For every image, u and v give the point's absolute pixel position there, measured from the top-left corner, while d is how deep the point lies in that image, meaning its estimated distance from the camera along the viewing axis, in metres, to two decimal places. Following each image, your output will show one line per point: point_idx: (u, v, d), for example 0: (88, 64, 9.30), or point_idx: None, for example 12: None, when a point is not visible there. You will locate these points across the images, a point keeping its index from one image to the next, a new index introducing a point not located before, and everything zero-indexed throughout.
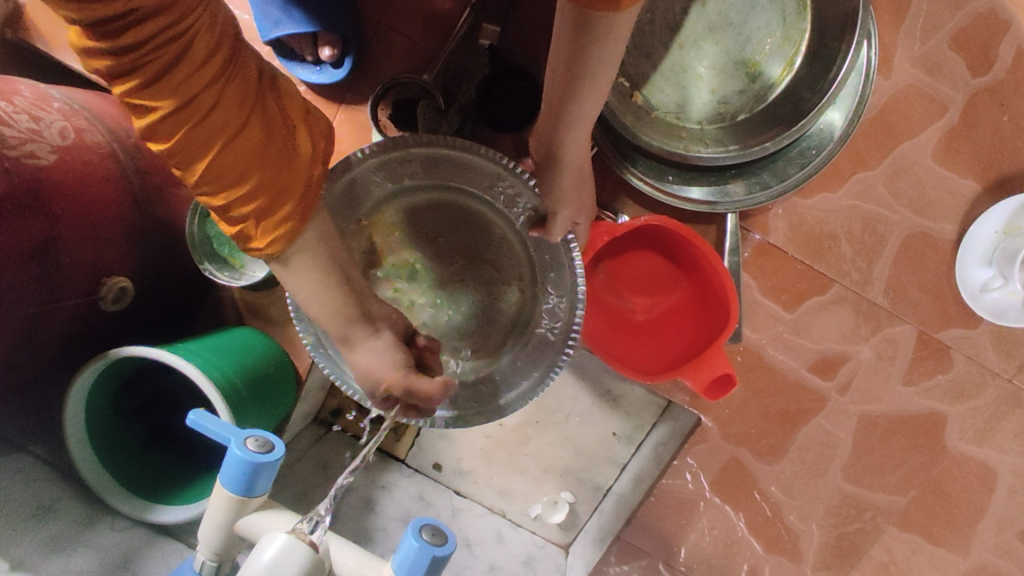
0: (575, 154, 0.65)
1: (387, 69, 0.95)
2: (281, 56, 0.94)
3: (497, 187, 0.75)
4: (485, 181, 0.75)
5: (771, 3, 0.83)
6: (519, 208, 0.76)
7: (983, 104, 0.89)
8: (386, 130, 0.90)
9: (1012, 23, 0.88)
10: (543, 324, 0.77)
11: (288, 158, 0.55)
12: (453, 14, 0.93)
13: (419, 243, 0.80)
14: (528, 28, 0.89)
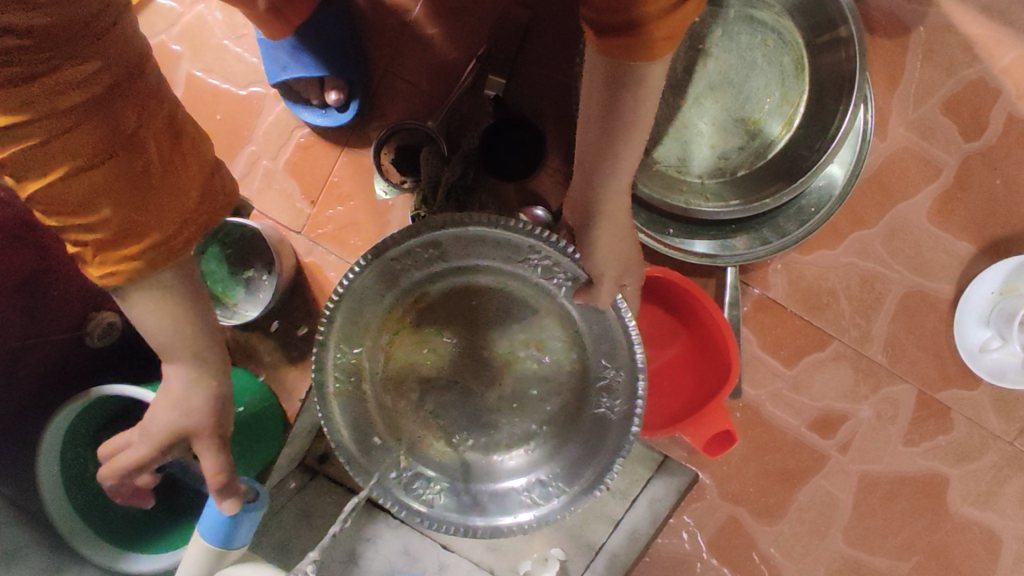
0: (615, 207, 0.67)
1: (391, 114, 0.96)
2: (287, 99, 0.96)
3: (530, 259, 0.71)
4: (519, 258, 0.71)
5: (770, 65, 0.86)
6: (558, 280, 0.72)
7: (976, 168, 0.91)
8: (388, 174, 0.92)
9: (1001, 90, 0.90)
10: (602, 403, 0.72)
11: (165, 199, 0.52)
12: (459, 64, 0.94)
13: (457, 326, 0.77)
14: (533, 80, 0.91)
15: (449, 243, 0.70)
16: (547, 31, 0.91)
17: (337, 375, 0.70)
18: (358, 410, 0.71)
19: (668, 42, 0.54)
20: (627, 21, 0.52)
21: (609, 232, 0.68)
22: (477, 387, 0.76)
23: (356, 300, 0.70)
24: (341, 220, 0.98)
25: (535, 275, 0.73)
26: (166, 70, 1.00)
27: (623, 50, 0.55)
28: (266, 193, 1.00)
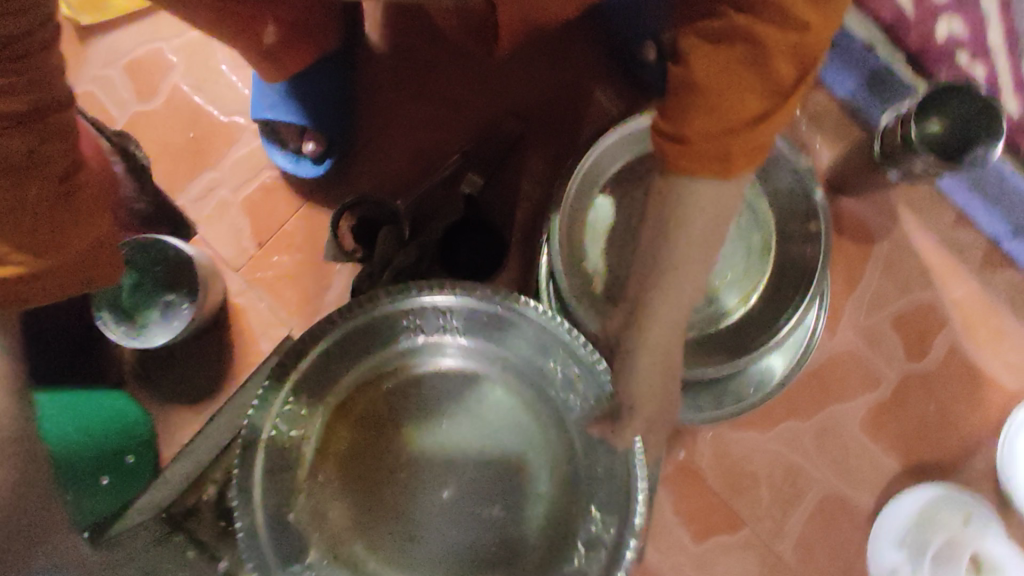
0: (662, 334, 0.53)
1: (364, 182, 0.94)
2: (264, 137, 0.94)
3: (552, 367, 0.62)
4: (530, 364, 0.63)
5: (739, 238, 0.86)
6: (574, 398, 0.61)
7: (913, 388, 0.92)
8: (342, 238, 0.90)
9: (948, 321, 0.93)
10: (574, 560, 0.57)
11: (45, 244, 0.49)
12: (442, 153, 0.94)
13: (416, 419, 0.62)
14: (509, 187, 0.91)
15: (454, 318, 0.63)
16: (535, 148, 0.93)
17: (268, 446, 0.58)
18: (276, 500, 0.58)
19: (743, 157, 0.46)
20: (698, 126, 0.45)
21: (645, 370, 0.54)
22: (415, 491, 0.61)
23: (333, 350, 0.62)
24: (282, 270, 0.94)
25: (543, 383, 0.62)
26: (153, 76, 0.98)
27: (684, 158, 0.47)
28: (214, 222, 0.95)
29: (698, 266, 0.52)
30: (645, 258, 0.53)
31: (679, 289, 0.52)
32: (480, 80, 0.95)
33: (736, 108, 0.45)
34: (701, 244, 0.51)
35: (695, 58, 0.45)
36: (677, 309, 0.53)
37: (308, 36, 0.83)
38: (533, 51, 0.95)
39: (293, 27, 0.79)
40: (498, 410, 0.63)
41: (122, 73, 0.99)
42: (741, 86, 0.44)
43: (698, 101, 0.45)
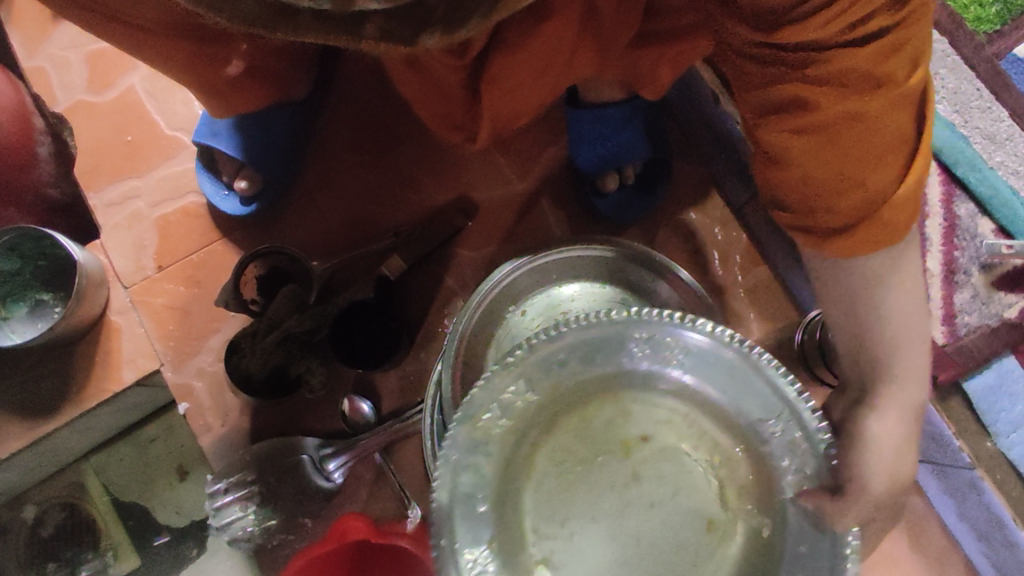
0: (889, 436, 0.51)
1: (290, 233, 0.90)
2: (200, 162, 0.90)
3: (771, 427, 0.46)
4: (756, 423, 0.47)
5: None
6: (789, 466, 0.46)
7: None
8: (243, 286, 0.85)
9: None
10: None
11: None
12: (378, 225, 0.90)
13: (662, 431, 0.51)
14: (431, 279, 0.88)
15: (673, 346, 0.48)
16: (470, 248, 0.89)
17: (483, 387, 0.46)
18: (543, 513, 0.49)
19: (900, 221, 0.49)
20: (829, 215, 0.50)
21: (897, 418, 0.51)
22: (634, 498, 0.50)
23: (582, 373, 0.50)
24: (174, 301, 0.88)
25: (751, 431, 0.47)
26: (112, 71, 0.94)
27: (827, 237, 0.51)
28: (120, 231, 0.90)
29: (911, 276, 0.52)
30: (837, 294, 0.53)
31: (902, 366, 0.52)
32: (438, 165, 0.92)
33: (858, 189, 0.48)
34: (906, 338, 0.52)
35: (800, 147, 0.49)
36: (909, 389, 0.52)
37: (268, 82, 0.81)
38: (496, 153, 0.92)
39: (253, 71, 0.77)
40: (689, 417, 0.51)
41: (81, 59, 0.95)
42: (870, 152, 0.47)
43: (817, 177, 0.49)
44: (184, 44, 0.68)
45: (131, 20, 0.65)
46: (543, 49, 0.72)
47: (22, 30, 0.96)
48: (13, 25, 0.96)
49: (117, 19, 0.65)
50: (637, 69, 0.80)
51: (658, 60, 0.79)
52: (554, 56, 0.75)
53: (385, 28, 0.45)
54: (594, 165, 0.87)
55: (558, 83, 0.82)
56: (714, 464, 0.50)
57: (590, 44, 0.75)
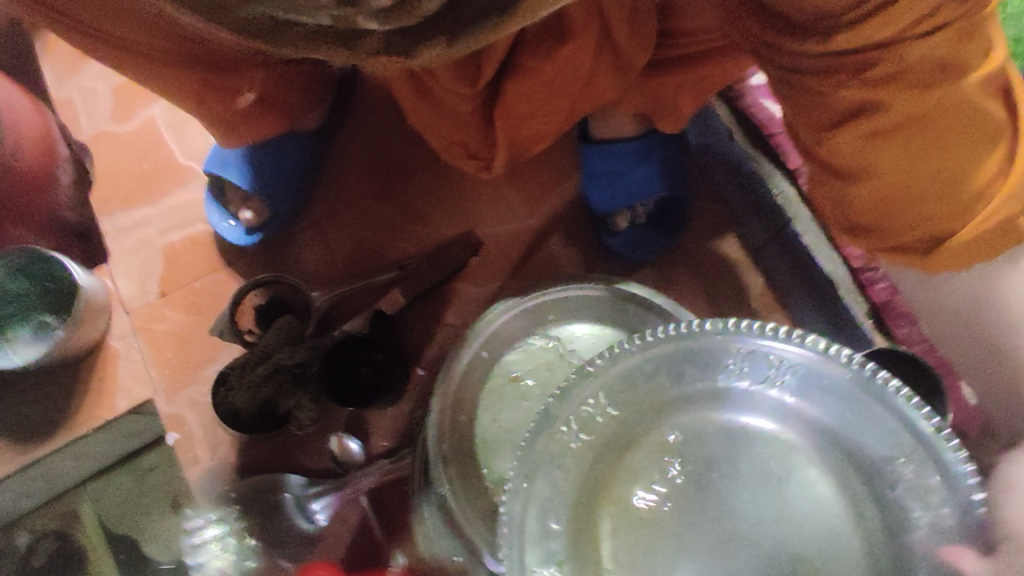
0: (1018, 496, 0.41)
1: (293, 264, 0.89)
2: (210, 191, 0.91)
3: (903, 474, 0.39)
4: (878, 460, 0.41)
5: None
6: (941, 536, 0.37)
7: None
8: (240, 316, 0.85)
9: None
10: None
11: None
12: (382, 256, 0.89)
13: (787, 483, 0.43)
14: (431, 315, 0.85)
15: (773, 370, 0.44)
16: (474, 284, 0.86)
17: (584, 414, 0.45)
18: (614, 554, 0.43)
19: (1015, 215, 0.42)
20: (931, 225, 0.44)
21: None
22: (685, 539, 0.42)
23: (663, 421, 0.46)
24: (173, 327, 0.87)
25: (878, 472, 0.41)
26: (136, 103, 0.97)
27: (930, 249, 0.44)
28: (128, 257, 0.90)
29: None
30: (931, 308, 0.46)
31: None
32: (449, 199, 0.91)
33: (963, 184, 0.42)
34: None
35: (885, 153, 0.42)
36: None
37: (280, 114, 0.81)
38: (507, 187, 0.91)
39: (264, 101, 0.78)
40: (771, 458, 0.44)
41: (108, 91, 0.98)
42: (963, 146, 0.41)
43: (909, 180, 0.42)
44: (190, 73, 0.69)
45: (140, 48, 0.66)
46: (562, 72, 0.70)
47: (56, 62, 1.00)
48: (48, 58, 1.00)
49: (128, 49, 0.66)
50: (656, 99, 0.77)
51: (678, 88, 0.75)
52: (571, 77, 0.71)
53: (387, 40, 0.44)
54: (607, 202, 0.85)
55: (579, 108, 0.78)
56: (847, 500, 0.41)
57: (608, 73, 0.72)
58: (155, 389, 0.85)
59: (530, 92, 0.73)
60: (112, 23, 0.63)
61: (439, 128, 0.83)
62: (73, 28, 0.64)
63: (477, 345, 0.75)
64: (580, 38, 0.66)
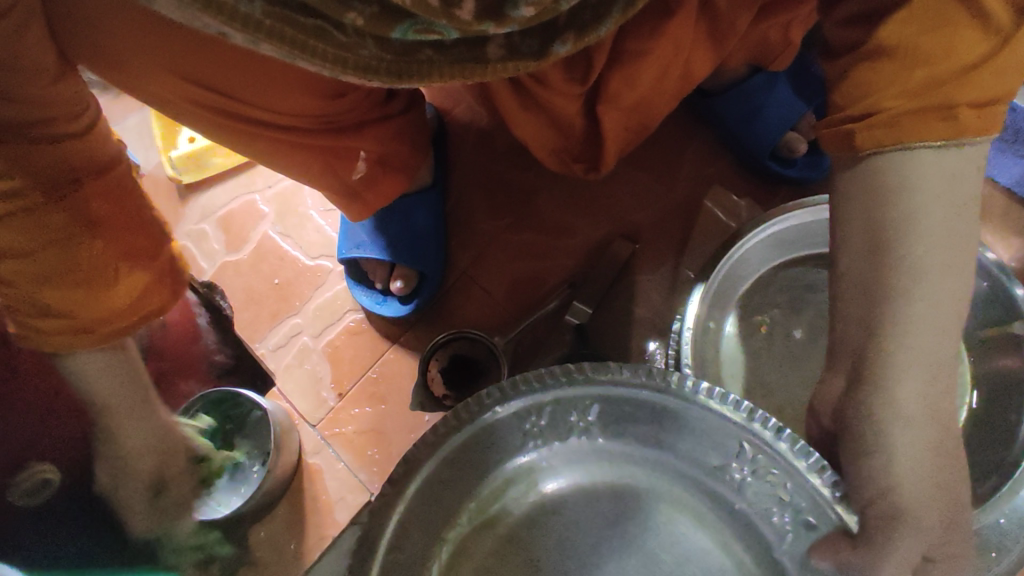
0: (920, 346, 0.44)
1: (458, 320, 0.85)
2: (351, 277, 0.88)
3: (590, 376, 0.50)
4: (619, 411, 0.52)
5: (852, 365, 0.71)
6: (780, 515, 0.48)
7: None
8: (431, 383, 0.80)
9: None
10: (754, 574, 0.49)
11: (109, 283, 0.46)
12: (542, 282, 0.85)
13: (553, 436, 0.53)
14: (619, 321, 0.81)
15: (488, 399, 0.49)
16: (647, 273, 0.83)
17: (495, 476, 0.53)
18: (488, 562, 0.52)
19: (967, 113, 0.44)
20: (897, 106, 0.45)
21: (922, 325, 0.44)
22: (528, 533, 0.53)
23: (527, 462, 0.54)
24: (364, 424, 0.83)
25: (582, 405, 0.51)
26: (245, 226, 0.96)
27: (883, 130, 0.45)
28: (295, 372, 0.87)
29: (948, 210, 0.45)
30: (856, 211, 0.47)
31: (936, 313, 0.44)
32: (584, 203, 0.88)
33: (942, 62, 0.44)
34: (945, 297, 0.44)
35: (903, 28, 0.45)
36: (938, 351, 0.44)
37: (398, 171, 0.78)
38: (636, 172, 0.88)
39: (383, 160, 0.75)
40: (497, 430, 0.51)
41: (214, 226, 0.97)
42: (953, 32, 0.44)
43: (904, 62, 0.45)
44: (318, 141, 0.66)
45: (271, 119, 0.63)
46: (667, 51, 0.67)
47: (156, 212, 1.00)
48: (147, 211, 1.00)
49: (243, 121, 0.62)
50: (764, 42, 0.73)
51: (786, 26, 0.71)
52: (683, 49, 0.68)
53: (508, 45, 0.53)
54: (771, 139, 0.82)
55: (690, 79, 0.75)
56: (551, 423, 0.52)
57: (705, 45, 0.70)
58: (371, 491, 0.80)
59: (637, 80, 0.70)
60: (228, 88, 0.59)
61: (546, 140, 0.79)
62: (202, 113, 0.61)
63: (705, 313, 0.70)
64: (686, 9, 0.64)
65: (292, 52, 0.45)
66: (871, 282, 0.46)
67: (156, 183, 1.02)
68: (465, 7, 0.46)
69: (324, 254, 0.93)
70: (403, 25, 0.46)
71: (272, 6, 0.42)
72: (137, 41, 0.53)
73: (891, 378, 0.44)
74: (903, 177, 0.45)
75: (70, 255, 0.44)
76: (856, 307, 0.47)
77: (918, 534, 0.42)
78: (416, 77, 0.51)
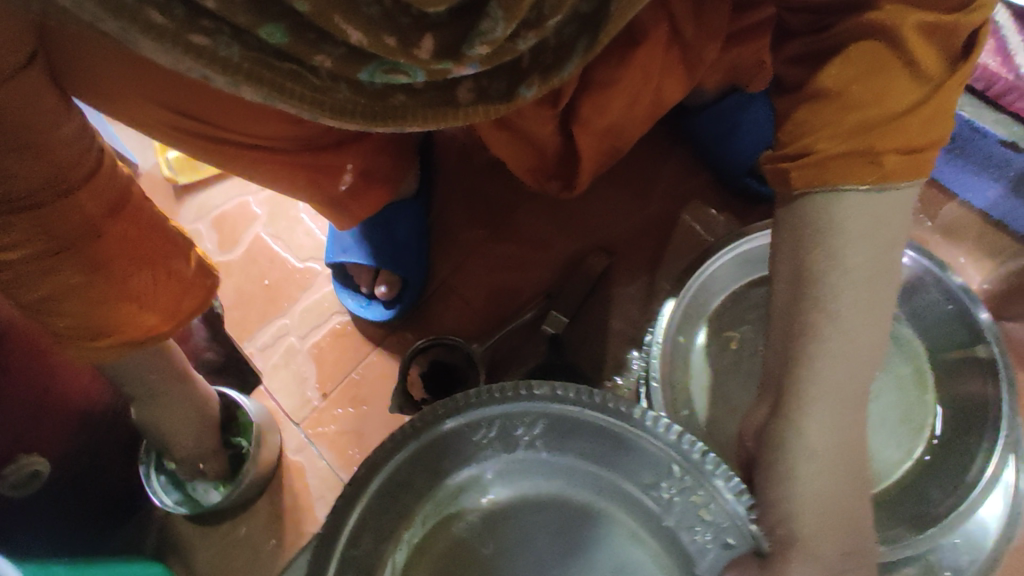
0: (830, 382, 0.47)
1: (438, 326, 0.88)
2: (338, 280, 0.91)
3: (539, 395, 0.55)
4: (568, 425, 0.56)
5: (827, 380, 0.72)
6: (703, 534, 0.53)
7: None
8: (411, 386, 0.82)
9: None
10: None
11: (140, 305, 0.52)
12: (522, 292, 0.87)
13: (507, 445, 0.59)
14: (594, 332, 0.83)
15: (446, 411, 0.54)
16: (623, 286, 0.85)
17: (453, 480, 0.59)
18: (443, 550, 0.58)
19: (894, 158, 0.45)
20: (829, 147, 0.46)
21: (834, 363, 0.47)
22: (480, 526, 0.59)
23: (484, 465, 0.60)
24: (345, 425, 0.85)
25: (533, 419, 0.56)
26: (238, 228, 0.99)
27: (813, 169, 0.47)
28: (280, 371, 0.89)
29: (864, 254, 0.47)
30: (786, 248, 0.49)
31: (847, 352, 0.47)
32: (564, 217, 0.90)
33: (873, 109, 0.46)
34: (861, 340, 0.47)
35: (842, 71, 0.47)
36: (847, 388, 0.47)
37: (382, 184, 0.80)
38: (614, 187, 0.91)
39: (367, 173, 0.77)
40: (453, 439, 0.56)
41: (208, 226, 1.00)
42: (888, 81, 0.46)
43: (844, 107, 0.46)
44: (293, 160, 0.68)
45: (252, 142, 0.65)
46: (636, 77, 0.68)
47: None
48: None
49: (226, 142, 0.64)
50: (736, 66, 0.74)
51: (758, 51, 0.72)
52: (654, 74, 0.70)
53: (477, 88, 0.57)
54: (742, 162, 0.85)
55: (661, 104, 0.76)
56: (505, 434, 0.58)
57: (678, 71, 0.71)
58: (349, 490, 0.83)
59: (607, 107, 0.71)
60: (209, 115, 0.61)
61: (521, 158, 0.80)
62: (183, 138, 0.63)
63: (675, 327, 0.72)
64: (652, 40, 0.65)
65: (271, 96, 0.46)
66: (795, 318, 0.48)
67: (152, 183, 1.04)
68: (424, 47, 0.48)
69: (313, 257, 0.95)
70: (368, 66, 0.48)
71: (249, 51, 0.43)
72: (123, 74, 0.55)
73: (800, 411, 0.47)
74: (832, 217, 0.47)
75: (100, 284, 0.50)
76: (778, 341, 0.49)
77: (811, 561, 0.44)
78: (388, 120, 0.53)
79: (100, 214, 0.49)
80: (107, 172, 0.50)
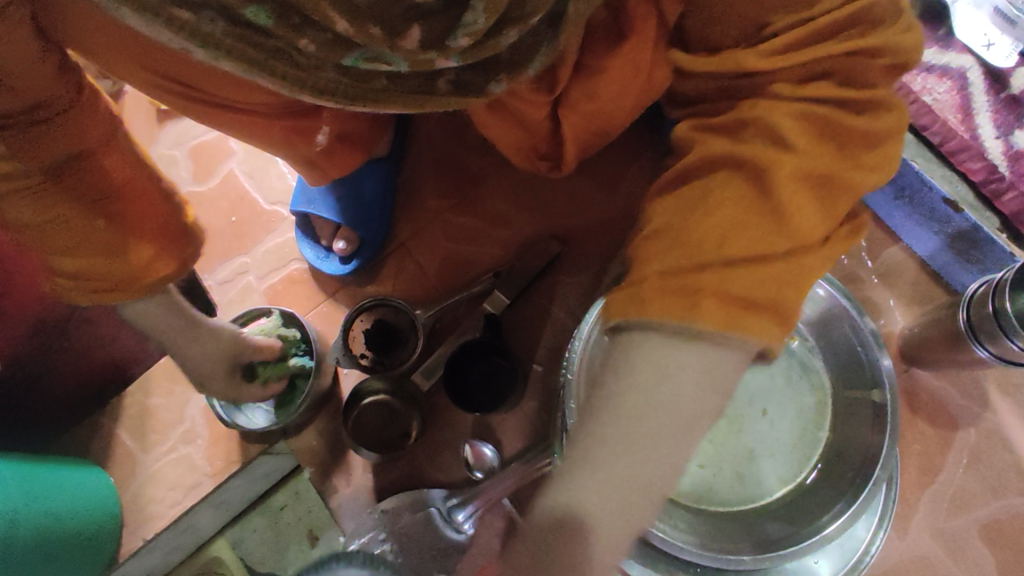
0: (615, 497, 0.45)
1: (389, 287, 0.91)
2: (300, 229, 0.94)
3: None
4: None
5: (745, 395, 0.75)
6: None
7: None
8: (352, 342, 0.85)
9: None
10: None
11: (121, 252, 0.55)
12: (475, 267, 0.90)
13: None
14: (533, 315, 0.86)
15: None
16: (571, 275, 0.88)
17: None
18: None
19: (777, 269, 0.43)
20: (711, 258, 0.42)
21: (625, 480, 0.44)
22: None
23: None
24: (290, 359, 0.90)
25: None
26: (214, 160, 1.01)
27: (676, 241, 0.44)
28: (234, 307, 0.94)
29: (686, 381, 0.44)
30: (612, 364, 0.46)
31: (642, 469, 0.45)
32: (529, 197, 0.92)
33: (759, 218, 0.43)
34: (655, 464, 0.45)
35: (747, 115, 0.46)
36: (634, 498, 0.45)
37: (357, 147, 0.81)
38: (582, 176, 0.91)
39: (343, 136, 0.79)
40: None
41: (185, 154, 1.02)
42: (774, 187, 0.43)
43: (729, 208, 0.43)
44: (279, 120, 0.70)
45: (235, 103, 0.66)
46: None
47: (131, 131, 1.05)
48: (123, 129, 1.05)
49: (215, 103, 0.65)
50: None
51: None
52: None
53: (456, 81, 0.54)
54: None
55: None
56: None
57: None
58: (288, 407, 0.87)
59: None
60: (197, 76, 0.61)
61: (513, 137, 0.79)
62: (174, 90, 0.63)
63: None
64: None
65: (251, 71, 0.48)
66: (595, 437, 0.45)
67: (138, 103, 1.06)
68: (411, 37, 0.47)
69: (280, 202, 0.98)
70: (354, 51, 0.48)
71: (233, 26, 0.45)
72: (102, 34, 0.55)
73: (582, 515, 0.45)
74: (649, 346, 0.44)
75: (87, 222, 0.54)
76: (583, 435, 0.47)
77: None
78: (358, 99, 0.53)
79: (91, 147, 0.53)
80: (92, 115, 0.53)
